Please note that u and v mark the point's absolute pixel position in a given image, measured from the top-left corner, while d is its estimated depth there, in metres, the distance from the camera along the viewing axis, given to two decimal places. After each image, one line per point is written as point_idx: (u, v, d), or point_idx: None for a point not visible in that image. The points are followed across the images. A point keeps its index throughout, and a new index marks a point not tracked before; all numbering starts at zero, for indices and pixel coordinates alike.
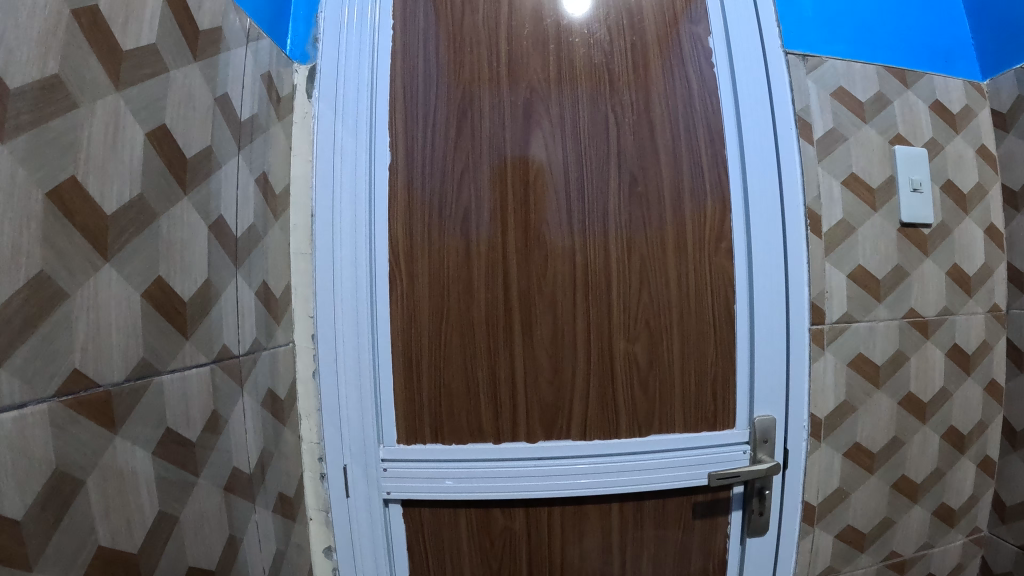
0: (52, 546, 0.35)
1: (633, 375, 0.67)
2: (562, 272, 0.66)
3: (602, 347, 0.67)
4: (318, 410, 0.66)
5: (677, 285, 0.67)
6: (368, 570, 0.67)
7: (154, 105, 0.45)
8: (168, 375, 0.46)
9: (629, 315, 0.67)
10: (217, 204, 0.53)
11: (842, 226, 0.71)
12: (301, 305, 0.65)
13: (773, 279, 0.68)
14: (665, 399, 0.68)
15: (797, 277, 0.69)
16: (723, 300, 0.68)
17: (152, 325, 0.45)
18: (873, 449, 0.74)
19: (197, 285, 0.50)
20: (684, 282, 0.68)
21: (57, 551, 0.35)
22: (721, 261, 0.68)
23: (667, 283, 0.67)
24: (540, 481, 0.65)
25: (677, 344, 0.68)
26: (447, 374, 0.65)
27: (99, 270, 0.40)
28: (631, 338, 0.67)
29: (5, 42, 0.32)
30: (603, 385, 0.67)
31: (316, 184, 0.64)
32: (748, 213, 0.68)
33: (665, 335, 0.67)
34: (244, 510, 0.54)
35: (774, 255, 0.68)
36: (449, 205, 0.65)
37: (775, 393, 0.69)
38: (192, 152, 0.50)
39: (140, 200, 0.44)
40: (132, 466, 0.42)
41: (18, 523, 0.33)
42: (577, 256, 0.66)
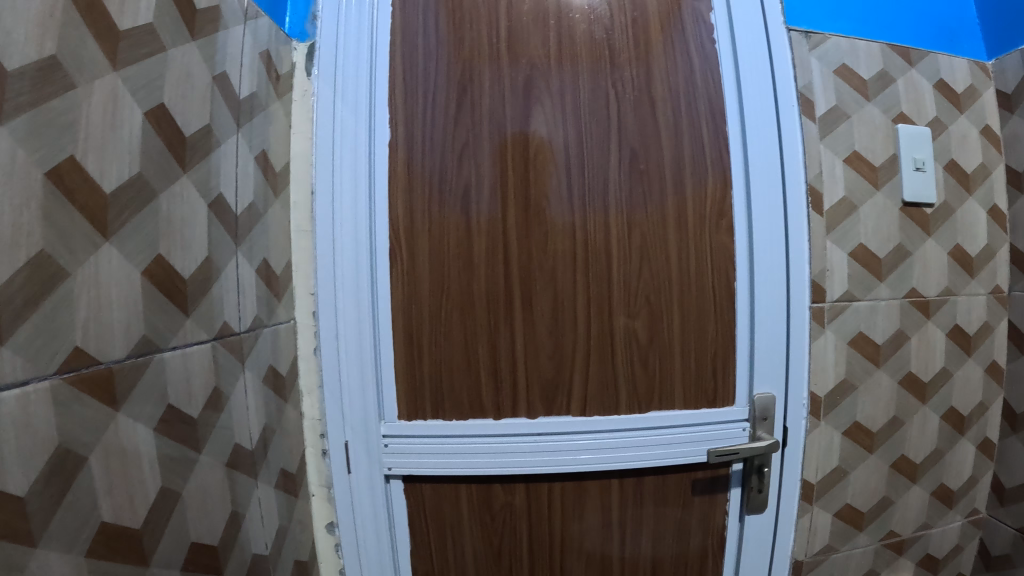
0: (56, 524, 0.35)
1: (633, 350, 0.67)
2: (562, 248, 0.66)
3: (602, 323, 0.67)
4: (319, 386, 0.65)
5: (677, 261, 0.67)
6: (370, 546, 0.67)
7: (152, 84, 0.45)
8: (169, 352, 0.46)
9: (629, 291, 0.67)
10: (217, 182, 0.53)
11: (844, 205, 0.71)
12: (302, 281, 0.65)
13: (774, 256, 0.68)
14: (665, 375, 0.68)
15: (799, 255, 0.69)
16: (723, 276, 0.68)
17: (152, 303, 0.45)
18: (872, 428, 0.74)
19: (197, 263, 0.50)
20: (685, 259, 0.68)
21: (60, 527, 0.36)
22: (722, 238, 0.68)
23: (668, 260, 0.67)
24: (541, 457, 0.66)
25: (677, 321, 0.68)
26: (447, 350, 0.66)
27: (99, 249, 0.40)
28: (632, 314, 0.67)
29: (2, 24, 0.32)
30: (603, 361, 0.67)
31: (316, 162, 0.64)
32: (751, 190, 0.68)
33: (665, 313, 0.68)
34: (247, 487, 0.55)
35: (777, 232, 0.68)
36: (449, 181, 0.65)
37: (775, 370, 0.69)
38: (191, 130, 0.50)
39: (139, 178, 0.44)
40: (135, 443, 0.42)
41: (22, 499, 0.33)
42: (577, 233, 0.66)
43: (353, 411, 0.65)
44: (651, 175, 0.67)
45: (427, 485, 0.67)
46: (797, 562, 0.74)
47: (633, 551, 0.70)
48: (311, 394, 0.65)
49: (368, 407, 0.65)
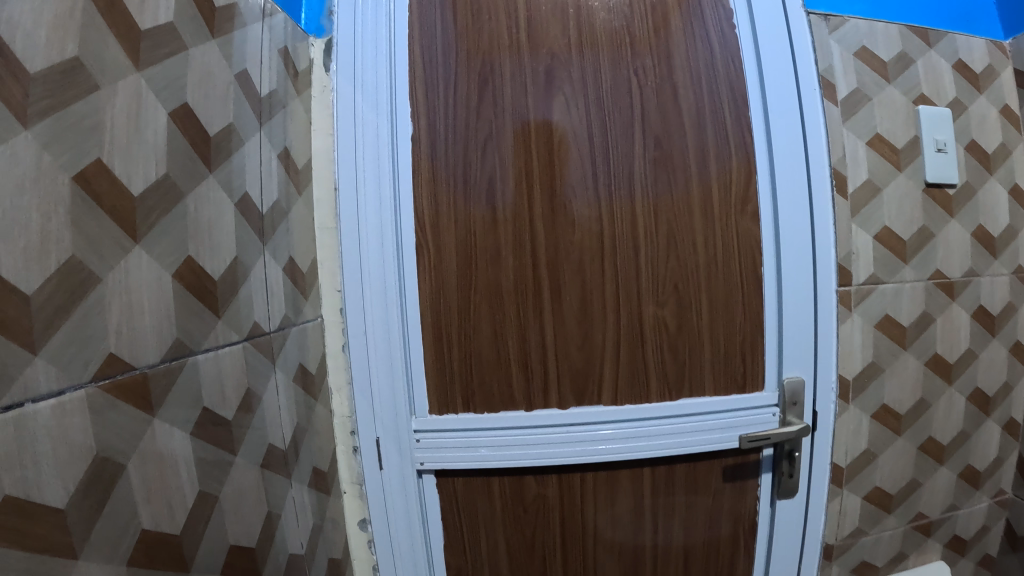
0: (96, 535, 0.35)
1: (662, 339, 0.67)
2: (589, 237, 0.66)
3: (631, 312, 0.67)
4: (348, 384, 0.65)
5: (704, 248, 0.67)
6: (403, 542, 0.67)
7: (175, 84, 0.45)
8: (202, 354, 0.46)
9: (657, 279, 0.67)
10: (242, 181, 0.52)
11: (868, 187, 0.70)
12: (328, 279, 0.64)
13: (799, 241, 0.68)
14: (694, 362, 0.68)
15: (824, 239, 0.68)
16: (750, 261, 0.68)
17: (183, 306, 0.45)
18: (900, 410, 0.74)
19: (225, 264, 0.50)
20: (711, 245, 0.67)
21: (101, 538, 0.35)
22: (747, 224, 0.68)
23: (694, 247, 0.67)
24: (573, 448, 0.66)
25: (706, 308, 0.68)
26: (476, 343, 0.65)
27: (129, 254, 0.40)
28: (660, 302, 0.67)
29: (21, 28, 0.32)
30: (633, 350, 0.67)
31: (339, 159, 0.64)
32: (774, 175, 0.67)
33: (692, 300, 0.67)
34: (281, 487, 0.54)
35: (802, 216, 0.68)
36: (474, 173, 0.64)
37: (804, 354, 0.69)
38: (214, 129, 0.49)
39: (165, 180, 0.44)
40: (171, 448, 0.42)
41: (62, 511, 0.33)
42: (604, 221, 0.66)
43: (382, 408, 0.65)
44: (675, 162, 0.66)
45: (459, 480, 0.66)
46: (827, 546, 0.74)
47: (665, 539, 0.70)
48: (340, 391, 0.65)
49: (397, 404, 0.65)
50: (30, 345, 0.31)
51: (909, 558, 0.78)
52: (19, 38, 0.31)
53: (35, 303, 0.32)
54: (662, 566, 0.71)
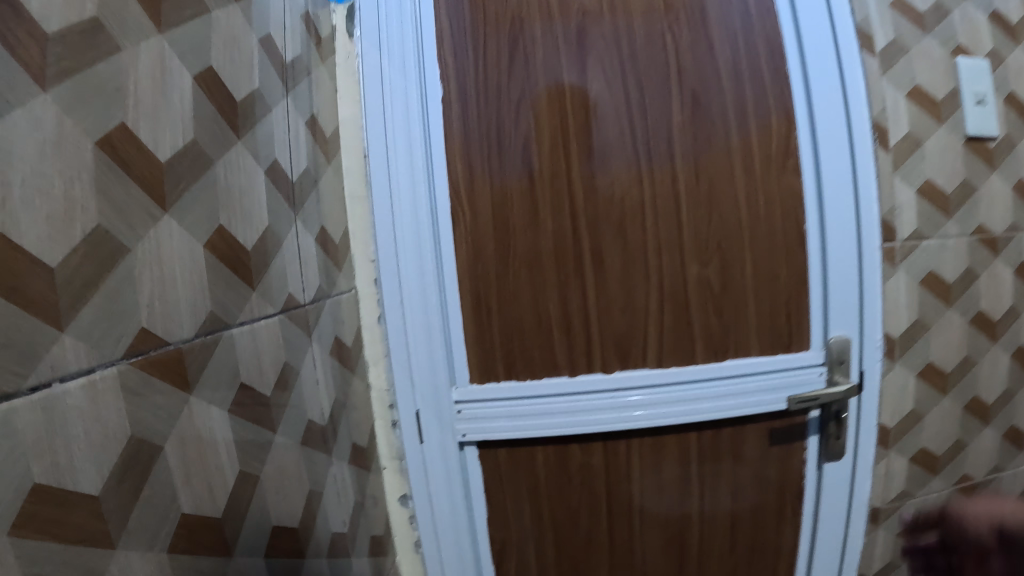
0: (133, 524, 0.31)
1: (707, 299, 0.66)
2: (630, 197, 0.63)
3: (675, 272, 0.65)
4: (386, 356, 0.62)
5: (747, 207, 0.65)
6: (446, 518, 0.64)
7: (200, 48, 0.43)
8: (237, 328, 0.44)
9: (700, 239, 0.65)
10: (273, 150, 0.50)
11: (910, 138, 0.64)
12: (361, 247, 0.61)
13: (842, 195, 0.65)
14: (739, 324, 0.67)
15: (867, 192, 0.64)
16: (793, 219, 0.66)
17: (218, 279, 0.43)
18: (944, 371, 0.68)
19: (258, 234, 0.48)
20: (753, 204, 0.65)
21: (139, 526, 0.31)
22: (789, 179, 0.66)
23: (737, 205, 0.65)
24: (618, 414, 0.64)
25: (750, 269, 0.66)
26: (517, 311, 0.63)
27: (158, 222, 0.37)
28: (703, 262, 0.65)
29: None
30: (677, 311, 0.65)
31: (367, 127, 0.61)
32: (816, 127, 0.65)
33: (736, 260, 0.66)
34: (322, 464, 0.53)
35: (845, 168, 0.65)
36: (508, 135, 0.62)
37: (849, 313, 0.67)
38: (241, 95, 0.47)
39: (194, 146, 0.42)
40: (210, 427, 0.41)
41: (95, 500, 0.28)
42: (644, 180, 0.63)
43: (421, 380, 0.62)
44: (715, 117, 0.64)
45: (501, 451, 0.64)
46: (873, 511, 0.70)
47: (711, 506, 0.69)
48: (377, 363, 0.63)
49: (436, 375, 0.62)
50: (69, 321, 0.28)
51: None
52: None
53: (63, 276, 0.27)
54: (708, 533, 0.69)
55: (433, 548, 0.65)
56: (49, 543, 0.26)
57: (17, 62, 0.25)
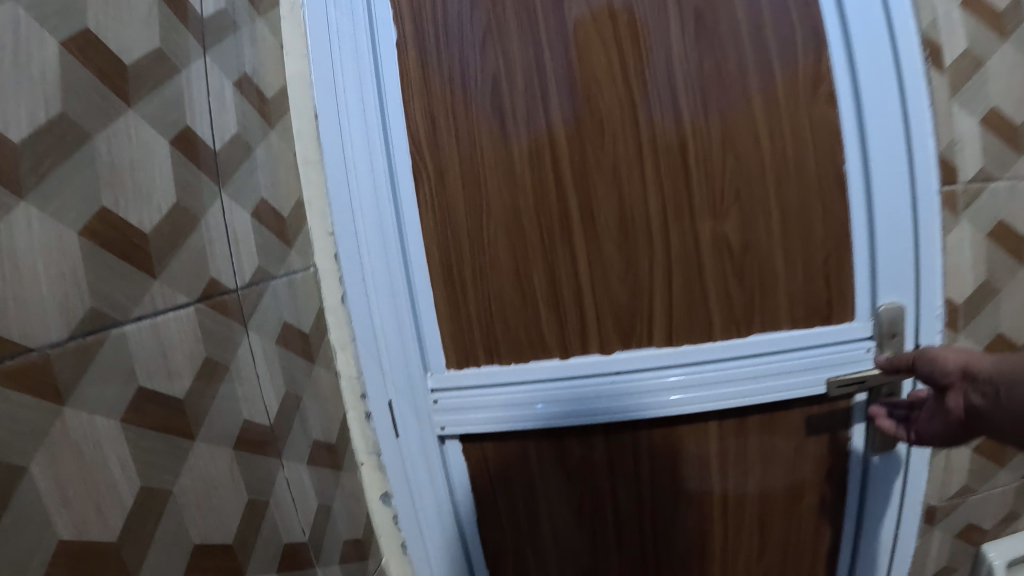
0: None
1: (725, 260, 0.58)
2: (624, 143, 0.56)
3: (683, 230, 0.57)
4: (353, 341, 0.57)
5: (769, 144, 0.56)
6: (432, 515, 0.61)
7: (68, 6, 0.35)
8: (133, 324, 0.38)
9: (714, 190, 0.56)
10: (182, 111, 0.43)
11: (969, 57, 0.52)
12: (317, 221, 0.55)
13: (888, 134, 0.54)
14: (767, 286, 0.58)
15: (920, 128, 0.53)
16: (830, 159, 0.56)
17: (104, 271, 0.36)
18: (1018, 339, 0.58)
19: (162, 213, 0.41)
20: (777, 142, 0.56)
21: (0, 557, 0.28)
22: (824, 110, 0.56)
23: (758, 143, 0.56)
24: (616, 401, 0.57)
25: (777, 223, 0.57)
26: (495, 280, 0.58)
27: (8, 210, 0.30)
28: (718, 218, 0.57)
29: None
30: (688, 275, 0.57)
31: (316, 81, 0.55)
32: (852, 48, 0.54)
33: (757, 215, 0.57)
34: (269, 469, 0.47)
35: (890, 99, 0.54)
36: (473, 78, 0.56)
37: (900, 274, 0.56)
38: (133, 58, 0.39)
39: (64, 120, 0.34)
40: (97, 440, 0.35)
41: None
42: (642, 123, 0.56)
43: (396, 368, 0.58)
44: (723, 48, 0.55)
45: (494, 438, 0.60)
46: (928, 508, 0.62)
47: (738, 496, 0.63)
48: (345, 351, 0.57)
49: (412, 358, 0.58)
50: None
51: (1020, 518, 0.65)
52: None
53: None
54: (734, 523, 0.64)
55: (420, 547, 0.61)
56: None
57: None
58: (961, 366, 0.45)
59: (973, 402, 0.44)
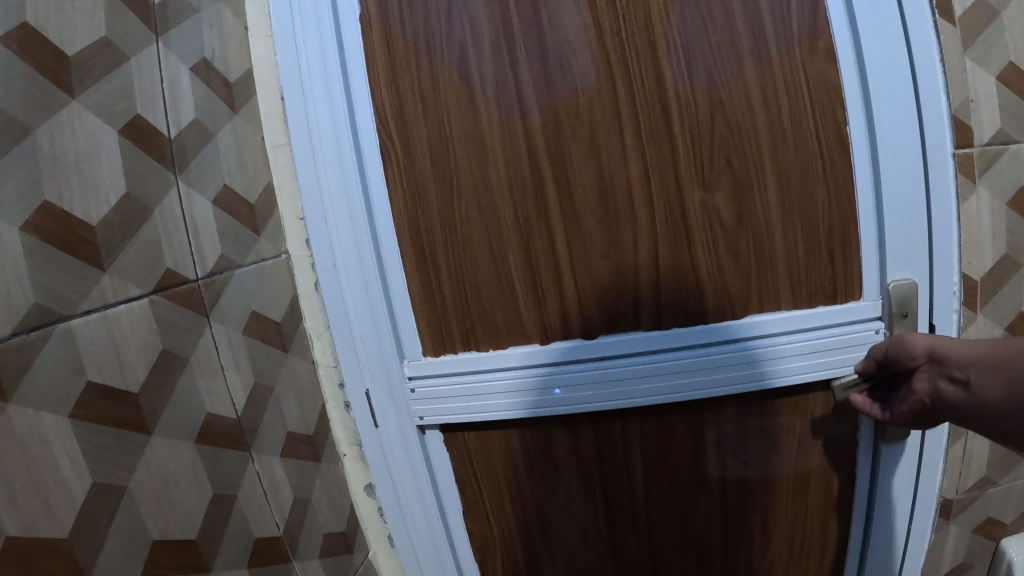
0: None
1: (714, 232, 0.54)
2: (601, 106, 0.53)
3: (670, 202, 0.54)
4: (328, 328, 0.58)
5: (761, 104, 0.52)
6: (414, 506, 0.61)
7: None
8: (80, 319, 0.37)
9: (702, 157, 0.53)
10: (132, 98, 0.42)
11: (982, 8, 0.50)
12: (288, 207, 0.57)
13: (898, 98, 0.51)
14: (762, 259, 0.55)
15: (931, 88, 0.51)
16: (831, 121, 0.52)
17: (47, 261, 0.35)
18: None
19: (111, 205, 0.40)
20: (772, 100, 0.52)
21: None
22: (820, 67, 0.52)
23: (749, 100, 0.52)
24: (600, 389, 0.55)
25: (773, 192, 0.53)
26: (472, 263, 0.57)
27: None
28: (708, 188, 0.54)
29: None
30: (676, 248, 0.55)
31: (281, 61, 0.55)
32: (853, 5, 0.51)
33: (751, 184, 0.53)
34: (238, 464, 0.46)
35: (897, 57, 0.51)
36: (440, 42, 0.53)
37: (905, 248, 0.53)
38: (76, 49, 0.38)
39: (4, 115, 0.33)
40: (42, 435, 0.34)
41: None
42: (618, 83, 0.53)
43: (367, 355, 0.58)
44: (711, 9, 0.51)
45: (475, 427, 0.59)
46: (943, 502, 0.60)
47: (738, 486, 0.60)
48: (320, 339, 0.59)
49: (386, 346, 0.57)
50: None
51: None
52: None
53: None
54: (737, 513, 0.61)
55: (405, 536, 0.62)
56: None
57: None
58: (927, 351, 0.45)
59: (940, 387, 0.43)
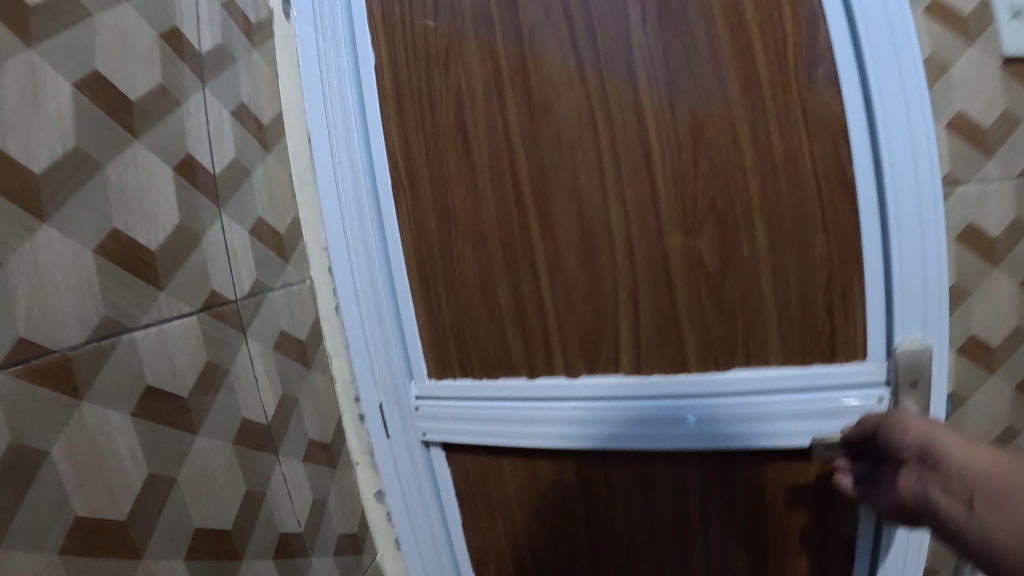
0: (21, 521, 0.34)
1: (696, 277, 0.59)
2: (585, 154, 0.59)
3: (651, 248, 0.59)
4: (346, 346, 0.65)
5: (749, 146, 0.55)
6: (418, 507, 0.69)
7: (81, 54, 0.41)
8: (142, 332, 0.42)
9: (683, 206, 0.58)
10: (183, 141, 0.48)
11: (932, 63, 0.53)
12: (313, 236, 0.64)
13: (901, 145, 0.50)
14: (750, 302, 0.58)
15: (922, 133, 0.50)
16: (832, 158, 0.53)
17: (115, 277, 0.41)
18: (993, 342, 0.57)
19: (167, 233, 0.45)
20: (761, 145, 0.55)
21: (25, 525, 0.34)
22: (821, 101, 0.53)
23: (737, 144, 0.55)
24: (576, 426, 0.62)
25: (760, 243, 0.56)
26: (465, 296, 0.66)
27: (35, 233, 0.37)
28: (690, 234, 0.58)
29: None
30: (657, 292, 0.60)
31: (308, 110, 0.64)
32: (858, 47, 0.51)
33: (736, 233, 0.57)
34: (267, 464, 0.52)
35: (899, 105, 0.50)
36: (439, 98, 0.63)
37: (919, 309, 0.52)
38: (138, 95, 0.45)
39: (78, 153, 0.40)
40: (108, 431, 0.40)
41: None
42: (600, 134, 0.59)
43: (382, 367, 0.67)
44: (695, 54, 0.55)
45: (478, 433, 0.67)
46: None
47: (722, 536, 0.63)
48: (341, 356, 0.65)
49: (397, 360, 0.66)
50: None
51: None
52: None
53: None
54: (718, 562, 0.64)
55: (410, 537, 0.69)
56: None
57: None
58: (970, 490, 0.39)
59: (959, 523, 0.39)
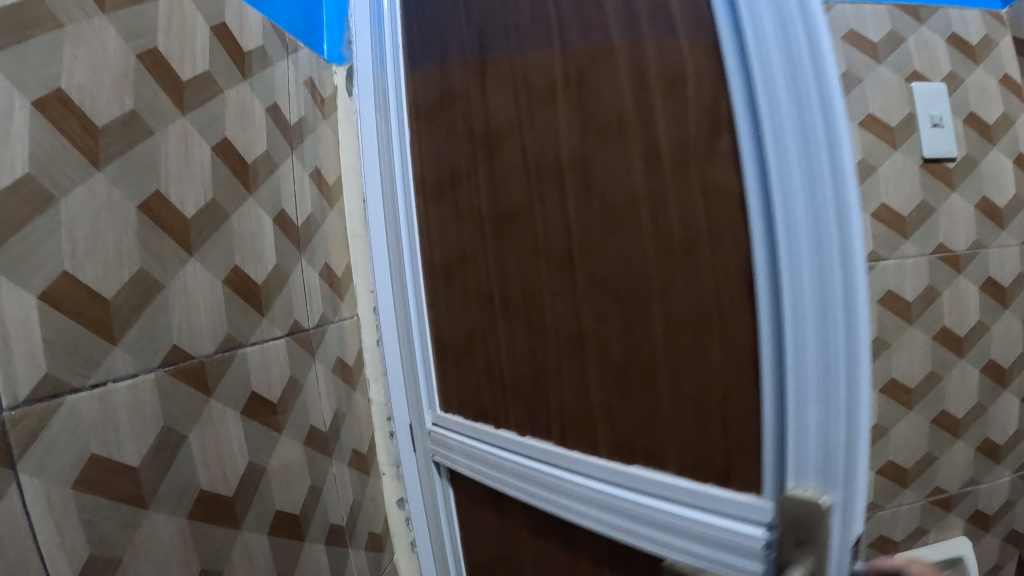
0: (164, 490, 0.42)
1: (613, 364, 0.46)
2: (518, 209, 0.55)
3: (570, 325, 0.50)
4: (383, 374, 0.77)
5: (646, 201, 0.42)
6: (433, 525, 0.76)
7: (215, 122, 0.51)
8: (250, 347, 0.53)
9: (593, 278, 0.47)
10: (280, 199, 0.60)
11: (863, 166, 0.68)
12: (361, 281, 0.77)
13: (793, 180, 0.32)
14: (648, 401, 0.44)
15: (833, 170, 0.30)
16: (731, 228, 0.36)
17: (233, 304, 0.51)
18: (910, 384, 0.70)
19: (268, 271, 0.56)
20: (657, 194, 0.41)
21: (166, 493, 0.42)
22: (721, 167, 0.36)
23: (636, 195, 0.42)
24: (519, 487, 0.57)
25: (659, 331, 0.42)
26: (461, 352, 0.66)
27: (186, 265, 0.46)
28: (601, 318, 0.47)
29: (90, 92, 0.39)
30: (584, 372, 0.49)
31: (363, 172, 0.76)
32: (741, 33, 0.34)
33: (640, 315, 0.43)
34: (323, 465, 0.62)
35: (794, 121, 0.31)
36: (444, 154, 0.65)
37: (812, 442, 0.32)
38: (252, 156, 0.56)
39: (213, 203, 0.50)
40: (226, 425, 0.49)
41: (136, 469, 0.39)
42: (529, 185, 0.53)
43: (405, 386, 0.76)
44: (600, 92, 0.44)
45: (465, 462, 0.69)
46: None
47: None
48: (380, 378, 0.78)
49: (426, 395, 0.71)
50: (110, 336, 0.38)
51: (928, 534, 0.74)
52: (88, 100, 0.38)
53: (114, 305, 0.39)
54: None
55: (425, 548, 0.78)
56: (92, 496, 0.36)
57: (77, 149, 0.37)
58: None
59: None
